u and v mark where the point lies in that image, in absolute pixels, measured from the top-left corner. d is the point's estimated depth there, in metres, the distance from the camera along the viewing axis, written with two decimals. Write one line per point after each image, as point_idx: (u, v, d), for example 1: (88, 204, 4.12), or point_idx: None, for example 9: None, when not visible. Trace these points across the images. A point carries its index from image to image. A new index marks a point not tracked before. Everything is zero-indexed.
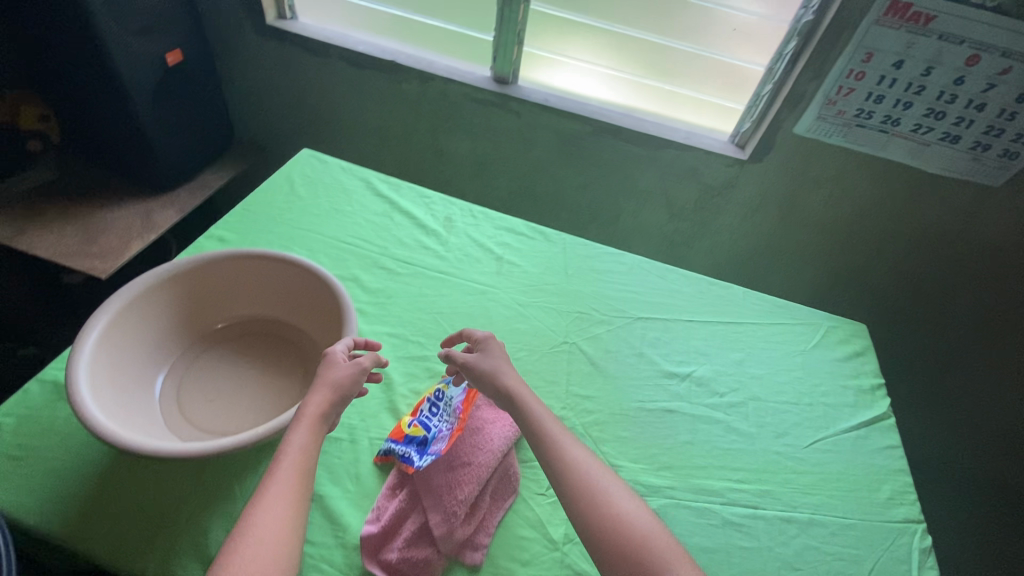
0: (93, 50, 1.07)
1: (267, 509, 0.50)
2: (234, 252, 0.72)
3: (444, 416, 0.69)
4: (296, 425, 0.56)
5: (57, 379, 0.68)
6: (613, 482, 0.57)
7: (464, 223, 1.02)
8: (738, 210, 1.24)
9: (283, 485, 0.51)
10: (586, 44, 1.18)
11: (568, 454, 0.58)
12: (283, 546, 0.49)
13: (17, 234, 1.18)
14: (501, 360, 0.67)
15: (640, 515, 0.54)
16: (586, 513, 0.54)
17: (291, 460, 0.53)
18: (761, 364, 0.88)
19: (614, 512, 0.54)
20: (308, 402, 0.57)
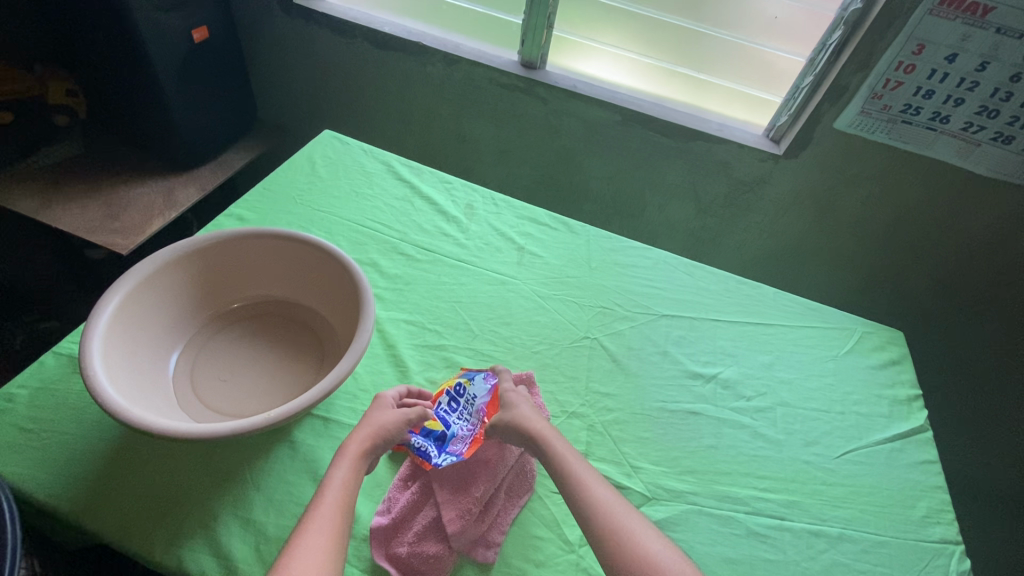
0: (120, 23, 1.06)
1: (307, 541, 0.48)
2: (252, 229, 0.70)
3: (463, 412, 0.66)
4: (339, 462, 0.55)
5: (73, 353, 0.67)
6: (638, 520, 0.53)
7: (486, 210, 1.00)
8: (770, 207, 1.19)
9: (325, 519, 0.50)
10: (618, 30, 1.14)
11: (593, 492, 0.55)
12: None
13: (42, 207, 1.19)
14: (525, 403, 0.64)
15: (669, 556, 0.50)
16: (603, 544, 0.51)
17: (333, 494, 0.52)
18: (791, 369, 0.84)
19: (637, 552, 0.50)
20: (352, 439, 0.57)
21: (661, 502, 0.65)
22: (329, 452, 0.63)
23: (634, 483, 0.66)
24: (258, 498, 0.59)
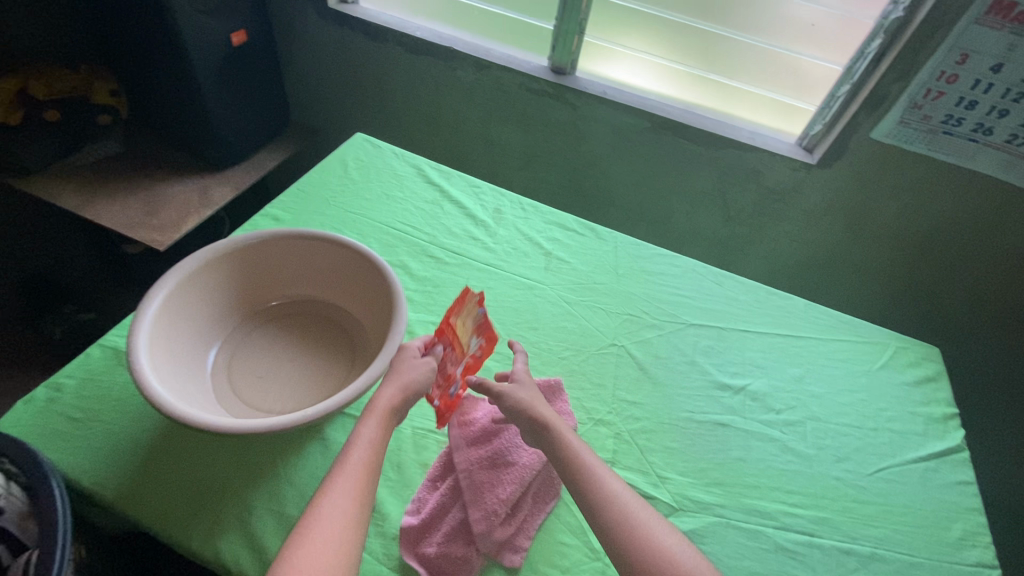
0: (166, 28, 1.10)
1: (333, 499, 0.48)
2: (289, 230, 0.72)
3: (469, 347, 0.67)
4: (366, 419, 0.55)
5: (117, 345, 0.69)
6: (650, 512, 0.54)
7: (513, 215, 1.01)
8: (800, 216, 1.18)
9: (350, 480, 0.50)
10: (650, 37, 1.14)
11: (607, 484, 0.55)
12: (347, 543, 0.47)
13: (85, 204, 1.23)
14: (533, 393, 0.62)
15: (682, 550, 0.51)
16: (613, 532, 0.52)
17: (360, 450, 0.52)
18: (822, 383, 0.83)
19: (651, 546, 0.51)
20: (380, 395, 0.57)
21: (688, 514, 0.65)
22: None
23: (660, 493, 0.66)
24: (291, 494, 0.60)
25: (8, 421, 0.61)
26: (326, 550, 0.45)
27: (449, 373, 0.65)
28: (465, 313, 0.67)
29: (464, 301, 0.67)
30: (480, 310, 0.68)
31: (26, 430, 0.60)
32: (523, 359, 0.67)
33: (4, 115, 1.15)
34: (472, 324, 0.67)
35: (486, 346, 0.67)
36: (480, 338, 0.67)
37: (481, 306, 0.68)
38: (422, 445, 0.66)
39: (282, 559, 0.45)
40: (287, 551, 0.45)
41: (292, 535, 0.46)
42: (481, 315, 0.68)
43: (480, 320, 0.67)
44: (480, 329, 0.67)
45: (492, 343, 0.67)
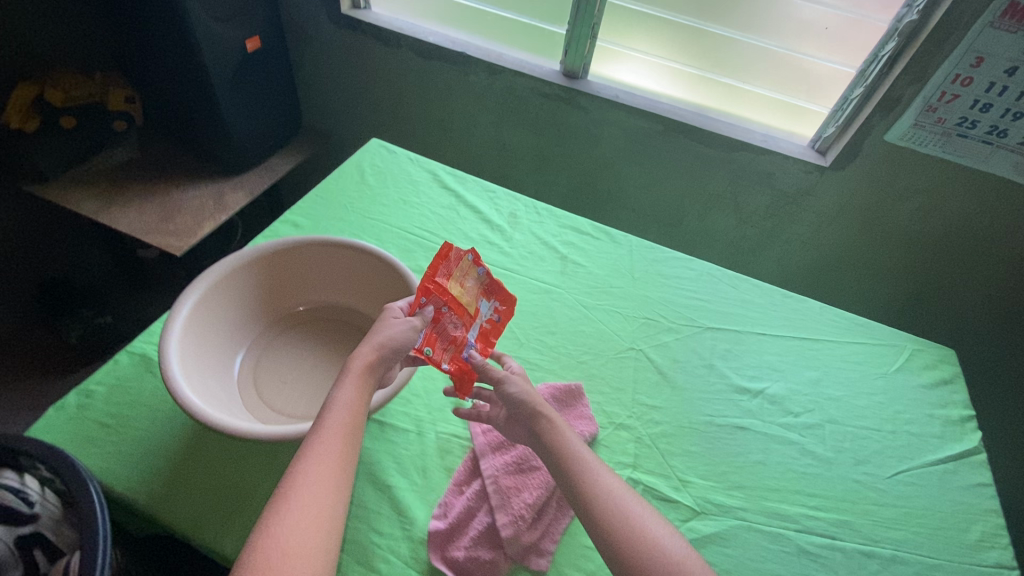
0: (182, 36, 1.11)
1: (313, 459, 0.48)
2: (316, 238, 0.73)
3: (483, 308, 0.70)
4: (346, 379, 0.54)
5: (145, 352, 0.70)
6: (642, 505, 0.53)
7: (529, 220, 1.01)
8: (813, 219, 1.18)
9: (331, 441, 0.50)
10: (662, 41, 1.14)
11: (596, 478, 0.54)
12: (331, 503, 0.47)
13: (103, 209, 1.24)
14: (525, 383, 0.63)
15: (673, 542, 0.51)
16: (603, 524, 0.51)
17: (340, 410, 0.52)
18: (839, 386, 0.83)
19: (643, 538, 0.50)
20: (357, 355, 0.56)
21: (711, 517, 0.66)
22: (386, 456, 0.65)
23: (683, 497, 0.67)
24: None
25: (40, 427, 0.62)
26: (311, 511, 0.45)
27: (455, 336, 0.65)
28: (456, 271, 0.67)
29: (451, 257, 0.66)
30: (477, 269, 0.69)
31: (58, 437, 0.61)
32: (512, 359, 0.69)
33: (20, 122, 1.18)
34: (471, 285, 0.69)
35: (503, 310, 0.71)
36: (493, 302, 0.71)
37: (477, 265, 0.69)
38: (447, 450, 0.67)
39: (265, 521, 0.44)
40: (271, 512, 0.45)
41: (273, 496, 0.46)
42: (481, 276, 0.70)
43: (483, 282, 0.70)
44: (487, 292, 0.71)
45: (511, 308, 0.71)
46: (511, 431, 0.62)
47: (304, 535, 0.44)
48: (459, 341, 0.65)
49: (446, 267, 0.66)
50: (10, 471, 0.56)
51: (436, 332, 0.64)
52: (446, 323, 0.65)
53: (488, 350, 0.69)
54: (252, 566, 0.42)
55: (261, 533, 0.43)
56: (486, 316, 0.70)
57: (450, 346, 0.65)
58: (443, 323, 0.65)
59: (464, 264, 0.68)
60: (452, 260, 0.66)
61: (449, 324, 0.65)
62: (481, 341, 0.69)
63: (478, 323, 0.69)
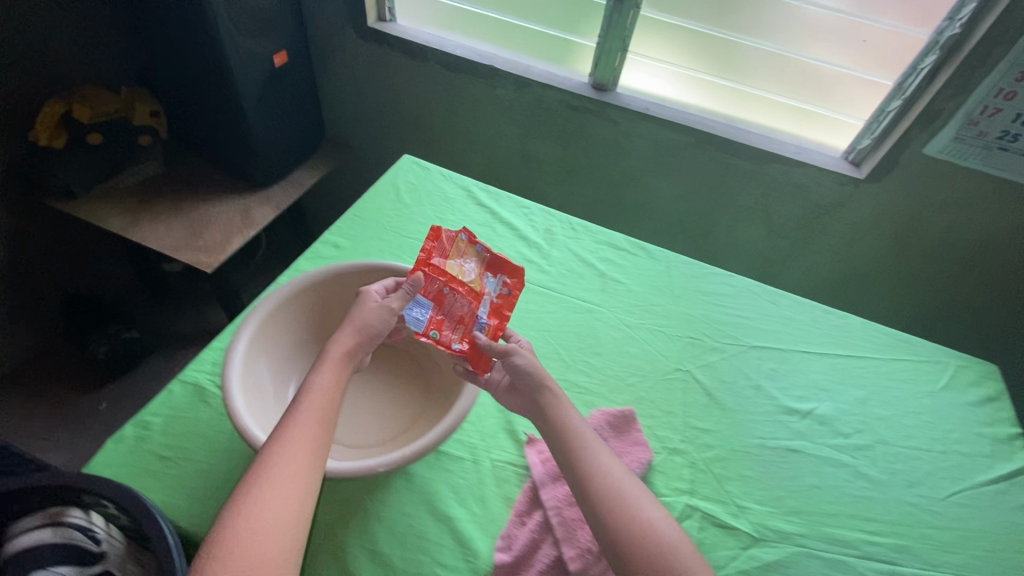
0: (213, 55, 1.10)
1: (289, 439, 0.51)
2: (370, 263, 0.73)
3: (490, 285, 0.75)
4: (323, 365, 0.58)
5: (197, 381, 0.70)
6: (639, 488, 0.57)
7: (565, 236, 1.00)
8: (845, 231, 1.18)
9: (306, 422, 0.53)
10: (695, 53, 1.13)
11: (597, 458, 0.58)
12: (303, 479, 0.50)
13: (132, 226, 1.23)
14: (535, 358, 0.67)
15: (663, 523, 0.54)
16: (598, 497, 0.55)
17: (316, 392, 0.55)
18: (887, 406, 0.83)
19: (635, 517, 0.54)
20: (336, 341, 0.60)
21: (770, 544, 0.65)
22: (444, 485, 0.65)
23: (741, 524, 0.67)
24: (382, 531, 0.60)
25: (101, 462, 0.62)
26: (285, 486, 0.49)
27: (460, 314, 0.71)
28: (453, 254, 0.74)
29: (444, 239, 0.73)
30: (475, 248, 0.76)
31: (120, 471, 0.61)
32: (521, 336, 0.72)
33: (49, 139, 1.16)
34: (472, 264, 0.75)
35: (512, 283, 0.76)
36: (501, 276, 0.76)
37: (474, 245, 0.76)
38: (503, 479, 0.66)
39: (240, 494, 0.48)
40: (245, 486, 0.48)
41: (249, 471, 0.50)
42: (482, 254, 0.76)
43: (485, 259, 0.76)
44: (492, 269, 0.76)
45: (518, 279, 0.76)
46: (510, 399, 0.66)
47: (280, 506, 0.48)
48: (466, 319, 0.71)
49: (440, 249, 0.72)
50: (77, 510, 0.55)
51: (444, 314, 0.70)
52: (450, 304, 0.71)
53: (503, 324, 0.72)
54: (227, 532, 0.46)
55: (237, 505, 0.47)
56: (495, 291, 0.75)
57: (456, 326, 0.70)
58: (447, 304, 0.71)
59: (460, 246, 0.75)
60: (444, 243, 0.73)
61: (453, 305, 0.71)
62: (495, 317, 0.73)
63: (488, 300, 0.74)
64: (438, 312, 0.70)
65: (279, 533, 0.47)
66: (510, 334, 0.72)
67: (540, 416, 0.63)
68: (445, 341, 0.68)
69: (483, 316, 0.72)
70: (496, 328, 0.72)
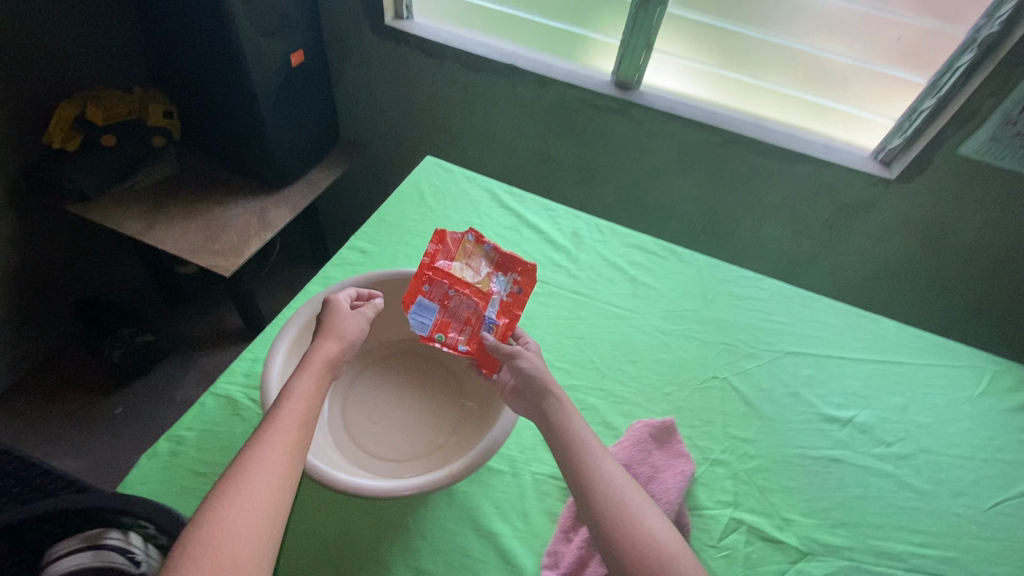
0: (230, 56, 1.07)
1: (268, 446, 0.48)
2: (411, 272, 0.71)
3: (499, 285, 0.72)
4: (306, 370, 0.55)
5: (229, 394, 0.68)
6: (641, 496, 0.55)
7: (592, 239, 0.98)
8: (873, 231, 1.16)
9: (286, 429, 0.49)
10: (723, 51, 1.11)
11: (598, 463, 0.56)
12: (280, 490, 0.46)
13: (146, 230, 1.20)
14: (540, 361, 0.65)
15: (665, 533, 0.52)
16: (600, 504, 0.53)
17: (300, 398, 0.52)
18: (927, 413, 0.81)
19: (637, 526, 0.52)
20: (320, 347, 0.57)
21: (818, 558, 0.64)
22: (484, 500, 0.63)
23: (788, 537, 0.65)
24: (426, 548, 0.59)
25: (135, 478, 0.60)
26: (260, 496, 0.45)
27: (466, 316, 0.69)
28: (459, 255, 0.71)
29: (448, 240, 0.71)
30: (483, 246, 0.73)
31: (157, 488, 0.60)
32: (530, 337, 0.70)
33: (63, 141, 1.15)
34: (479, 265, 0.72)
35: (523, 280, 0.72)
36: (511, 274, 0.73)
37: (481, 243, 0.73)
38: (545, 492, 0.65)
39: (213, 506, 0.44)
40: (216, 498, 0.44)
41: (221, 481, 0.45)
42: (490, 252, 0.73)
43: (494, 258, 0.73)
44: (501, 268, 0.73)
45: (530, 276, 0.72)
46: (511, 404, 0.63)
47: (256, 521, 0.44)
48: (473, 321, 0.69)
49: (444, 251, 0.70)
50: (114, 532, 0.54)
51: (450, 316, 0.69)
52: (456, 305, 0.69)
53: (513, 324, 0.69)
54: (196, 549, 0.41)
55: (209, 518, 0.43)
56: (504, 290, 0.72)
57: (463, 327, 0.69)
58: (453, 306, 0.69)
59: (466, 246, 0.72)
60: (450, 245, 0.71)
61: (458, 307, 0.69)
62: (504, 316, 0.70)
63: (497, 299, 0.71)
64: (443, 314, 0.69)
65: (250, 551, 0.43)
66: (519, 335, 0.69)
67: (541, 420, 0.60)
68: (450, 343, 0.67)
69: (492, 316, 0.69)
70: (505, 329, 0.69)
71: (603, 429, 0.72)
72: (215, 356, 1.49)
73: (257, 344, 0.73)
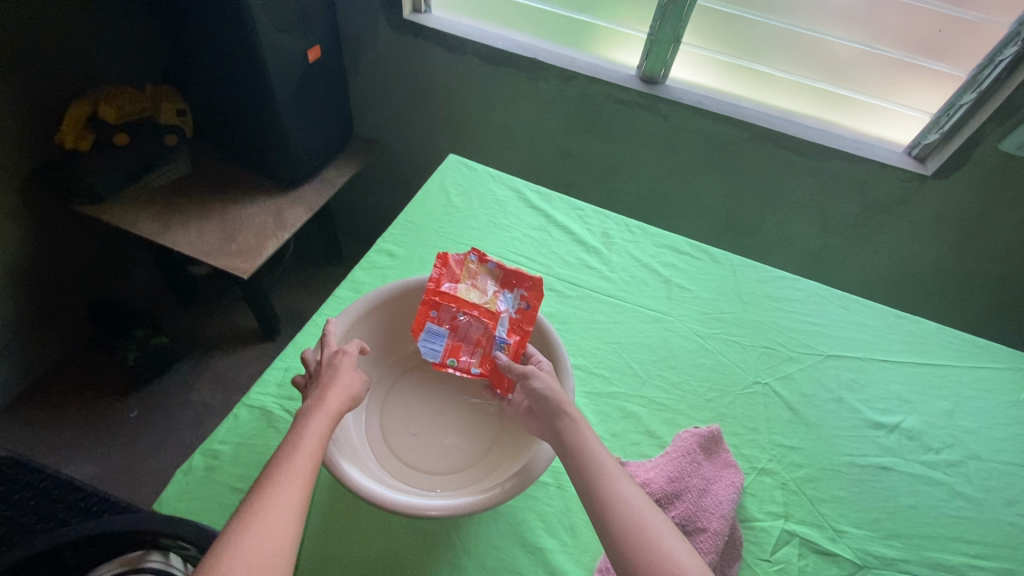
0: (248, 54, 1.04)
1: (271, 505, 0.44)
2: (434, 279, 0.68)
3: (507, 301, 0.69)
4: (314, 422, 0.50)
5: (263, 405, 0.66)
6: (661, 519, 0.51)
7: (623, 239, 0.95)
8: (905, 228, 1.17)
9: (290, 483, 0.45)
10: (754, 43, 1.09)
11: (613, 485, 0.52)
12: (282, 554, 0.42)
13: (162, 230, 1.17)
14: (554, 380, 0.60)
15: (689, 562, 0.48)
16: (617, 531, 0.49)
17: (306, 453, 0.48)
18: (974, 418, 0.79)
19: (657, 554, 0.48)
20: (328, 398, 0.53)
21: (873, 571, 0.63)
22: (530, 513, 0.61)
23: (841, 549, 0.64)
24: (473, 565, 0.57)
25: (173, 495, 0.59)
26: (260, 565, 0.41)
27: (476, 338, 0.67)
28: (463, 275, 0.69)
29: (451, 263, 0.69)
30: (487, 265, 0.71)
31: (195, 506, 0.58)
32: (542, 356, 0.64)
33: (75, 142, 1.11)
34: (486, 284, 0.70)
35: (530, 295, 0.69)
36: (518, 290, 0.70)
37: (484, 262, 0.70)
38: None
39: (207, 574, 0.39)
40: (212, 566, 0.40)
41: (216, 545, 0.41)
42: (494, 271, 0.71)
43: (499, 275, 0.71)
44: (507, 285, 0.70)
45: (537, 291, 0.69)
46: (529, 426, 0.61)
47: None
48: (483, 342, 0.67)
49: (449, 274, 0.68)
50: (156, 555, 0.53)
51: (459, 340, 0.68)
52: (465, 328, 0.68)
53: (525, 341, 0.66)
54: None
55: None
56: (512, 307, 0.68)
57: (475, 349, 0.68)
58: (462, 329, 0.68)
59: (471, 267, 0.70)
60: (454, 266, 0.69)
61: (467, 330, 0.68)
62: (515, 334, 0.66)
63: (506, 316, 0.67)
64: (454, 338, 0.67)
65: None
66: (531, 353, 0.65)
67: (554, 438, 0.56)
68: (462, 367, 0.66)
69: (503, 334, 0.66)
70: (517, 347, 0.65)
71: (647, 438, 0.70)
72: (231, 357, 1.47)
73: (289, 352, 0.71)
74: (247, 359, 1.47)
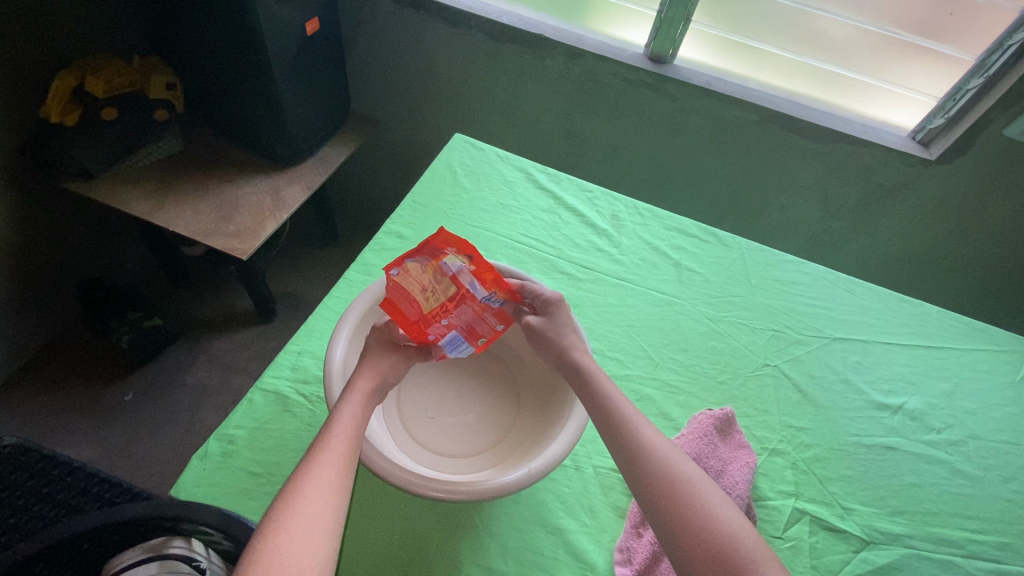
0: (245, 25, 0.99)
1: (315, 477, 0.47)
2: (396, 303, 0.60)
3: (454, 268, 0.59)
4: (349, 400, 0.53)
5: (278, 389, 0.66)
6: (696, 470, 0.53)
7: (633, 222, 0.95)
8: (906, 213, 1.19)
9: (333, 456, 0.48)
10: (766, 23, 1.07)
11: (645, 437, 0.54)
12: (329, 519, 0.45)
13: (156, 210, 1.12)
14: (575, 346, 0.61)
15: (727, 510, 0.50)
16: (651, 481, 0.51)
17: (344, 429, 0.50)
18: (972, 398, 0.81)
19: (692, 504, 0.50)
20: (360, 374, 0.55)
21: (881, 547, 0.65)
22: (549, 495, 0.62)
23: (850, 526, 0.66)
24: (495, 547, 0.58)
25: (189, 481, 0.58)
26: (314, 529, 0.44)
27: (471, 314, 0.61)
28: (407, 294, 0.60)
29: (393, 299, 0.60)
30: (405, 264, 0.59)
31: (214, 491, 0.57)
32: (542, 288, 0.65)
33: (60, 115, 1.06)
34: (428, 279, 0.59)
35: (462, 247, 0.58)
36: (451, 251, 0.58)
37: (404, 265, 0.59)
38: (609, 486, 0.64)
39: (264, 533, 0.43)
40: (268, 528, 0.43)
41: (272, 507, 0.45)
42: (415, 261, 0.59)
43: (424, 259, 0.59)
44: (437, 258, 0.58)
45: (456, 239, 0.58)
46: (562, 392, 0.62)
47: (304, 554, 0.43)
48: (478, 311, 0.61)
49: (402, 304, 0.60)
50: (178, 540, 0.52)
51: (465, 327, 0.62)
52: (457, 318, 0.61)
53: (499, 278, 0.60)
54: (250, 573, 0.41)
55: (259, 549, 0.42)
56: (463, 268, 0.59)
57: (484, 319, 0.62)
58: (457, 321, 0.62)
59: (401, 282, 0.59)
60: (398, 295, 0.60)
61: (464, 317, 0.61)
62: (489, 283, 0.60)
63: (467, 278, 0.59)
64: (463, 329, 0.62)
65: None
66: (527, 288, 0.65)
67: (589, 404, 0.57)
68: (491, 335, 0.63)
69: (483, 293, 0.60)
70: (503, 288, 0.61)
71: (661, 420, 0.71)
72: (227, 339, 1.44)
73: (302, 336, 0.70)
74: (244, 342, 1.45)
